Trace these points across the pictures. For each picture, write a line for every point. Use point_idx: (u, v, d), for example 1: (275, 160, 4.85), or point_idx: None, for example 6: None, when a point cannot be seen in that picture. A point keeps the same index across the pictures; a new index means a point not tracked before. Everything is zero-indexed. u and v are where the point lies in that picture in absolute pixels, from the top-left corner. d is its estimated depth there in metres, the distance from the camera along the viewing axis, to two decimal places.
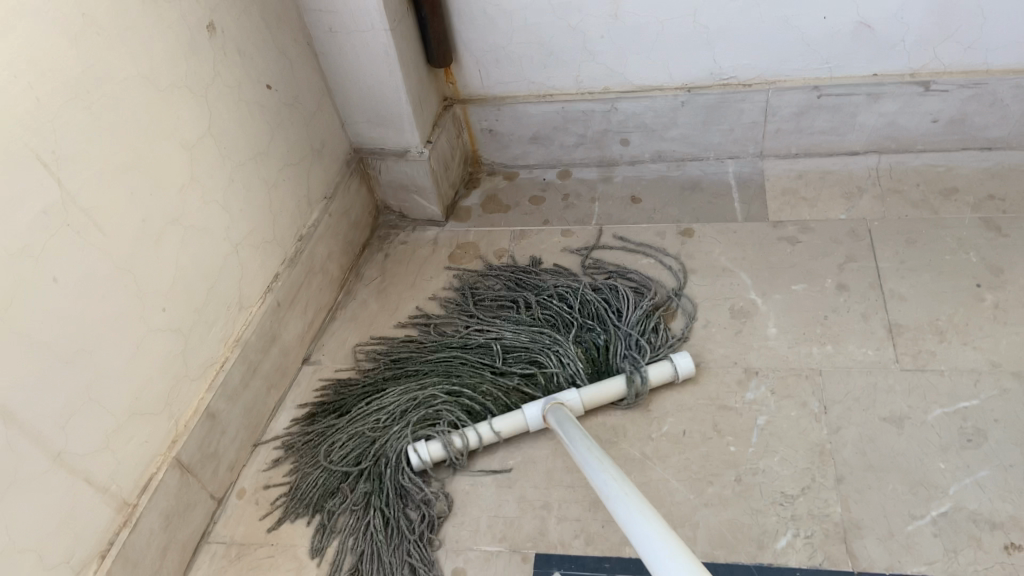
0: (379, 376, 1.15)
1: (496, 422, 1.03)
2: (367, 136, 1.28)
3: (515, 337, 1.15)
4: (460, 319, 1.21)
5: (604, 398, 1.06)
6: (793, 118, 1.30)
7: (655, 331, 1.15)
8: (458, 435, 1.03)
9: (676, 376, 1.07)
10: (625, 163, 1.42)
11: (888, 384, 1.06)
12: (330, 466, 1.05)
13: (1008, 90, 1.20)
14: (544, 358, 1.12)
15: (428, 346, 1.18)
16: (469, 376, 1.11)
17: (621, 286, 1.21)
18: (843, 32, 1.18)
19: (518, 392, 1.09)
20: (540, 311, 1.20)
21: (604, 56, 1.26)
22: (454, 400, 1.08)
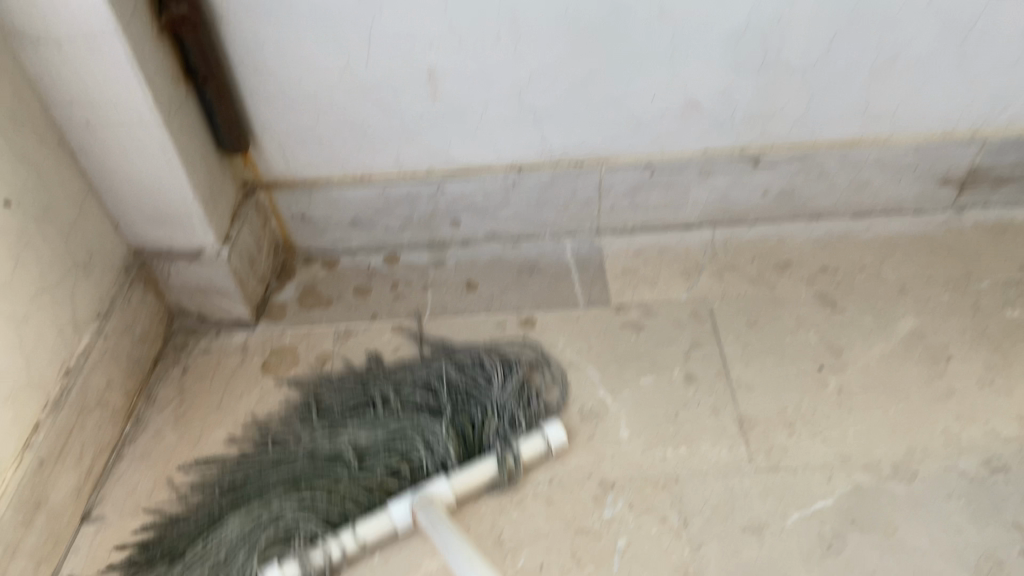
0: (217, 500, 0.98)
1: (358, 527, 0.92)
2: (149, 237, 1.07)
3: (369, 429, 1.04)
4: (299, 430, 1.05)
5: (476, 483, 0.98)
6: (628, 195, 1.23)
7: (526, 399, 1.08)
8: (317, 549, 0.91)
9: (548, 447, 1.02)
10: (457, 244, 1.30)
11: (745, 487, 1.00)
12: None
13: (833, 163, 1.20)
14: (406, 447, 1.02)
15: (271, 465, 1.01)
16: (324, 489, 0.97)
17: (482, 364, 1.12)
18: (673, 112, 1.12)
19: (383, 490, 0.98)
20: (404, 397, 1.08)
21: (427, 137, 1.13)
22: (310, 511, 0.95)
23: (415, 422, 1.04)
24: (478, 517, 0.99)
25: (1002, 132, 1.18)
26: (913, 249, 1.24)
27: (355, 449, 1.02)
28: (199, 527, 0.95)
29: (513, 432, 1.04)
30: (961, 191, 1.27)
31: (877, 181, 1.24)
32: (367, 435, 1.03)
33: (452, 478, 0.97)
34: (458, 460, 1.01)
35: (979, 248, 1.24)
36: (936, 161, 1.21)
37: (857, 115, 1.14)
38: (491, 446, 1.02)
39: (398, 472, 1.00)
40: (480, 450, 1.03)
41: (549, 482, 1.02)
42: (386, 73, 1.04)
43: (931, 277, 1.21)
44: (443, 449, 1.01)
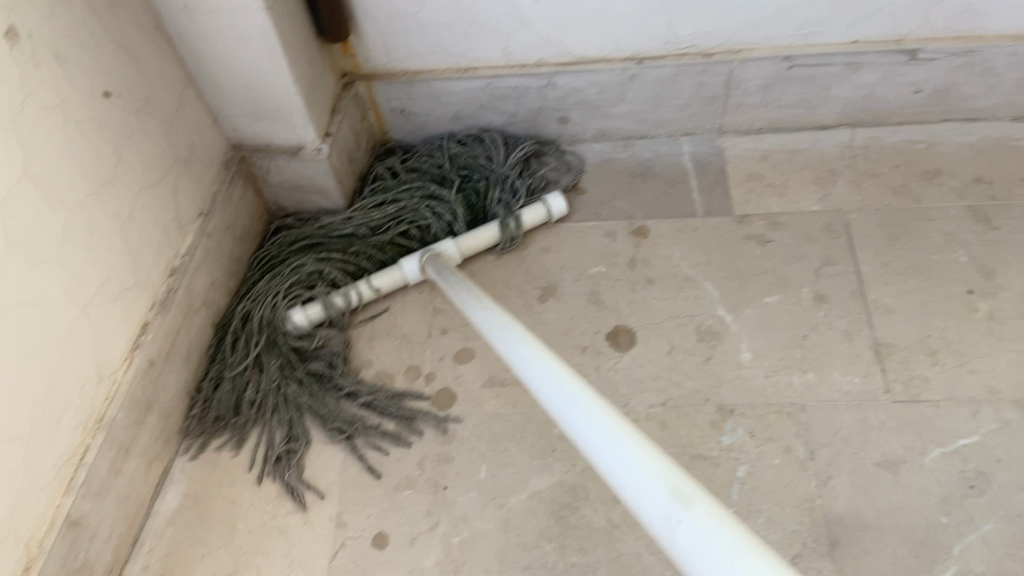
0: (248, 269, 1.08)
1: (374, 279, 1.04)
2: (248, 133, 1.02)
3: (378, 201, 1.11)
4: (320, 210, 1.13)
5: (480, 244, 1.08)
6: (759, 92, 1.11)
7: (528, 176, 1.15)
8: (339, 295, 1.03)
9: (549, 215, 1.11)
10: (564, 143, 1.21)
11: (879, 419, 0.93)
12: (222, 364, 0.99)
13: (1002, 58, 1.05)
14: (413, 214, 1.10)
15: (290, 237, 1.10)
16: (343, 254, 1.07)
17: (484, 136, 1.17)
18: None
19: (395, 246, 1.09)
20: (410, 171, 1.16)
21: (541, 24, 1.03)
22: (330, 265, 1.05)
23: (422, 188, 1.12)
24: None
25: None
26: None
27: (364, 215, 1.10)
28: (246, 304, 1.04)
29: (516, 201, 1.12)
30: None
31: None
32: (377, 204, 1.11)
33: (459, 240, 1.07)
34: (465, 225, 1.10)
35: None
36: None
37: None
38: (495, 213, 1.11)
39: (407, 233, 1.10)
40: (485, 217, 1.12)
41: (663, 403, 0.97)
42: None
43: None
44: (450, 214, 1.10)
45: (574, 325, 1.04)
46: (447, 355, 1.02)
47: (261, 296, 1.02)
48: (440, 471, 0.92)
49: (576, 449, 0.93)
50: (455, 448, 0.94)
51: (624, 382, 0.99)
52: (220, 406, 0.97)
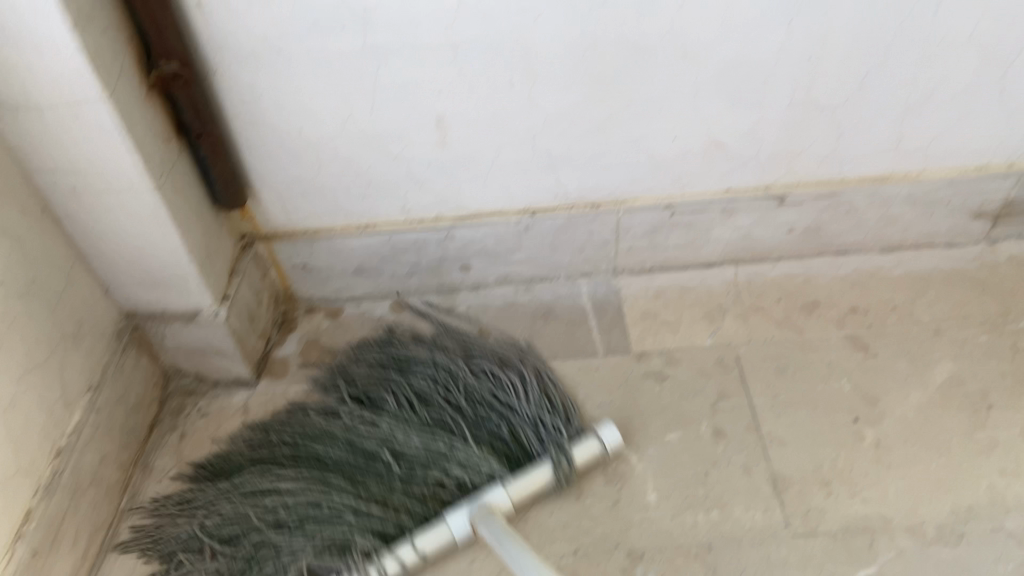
0: (256, 458, 1.02)
1: (417, 539, 0.92)
2: (144, 301, 1.01)
3: (417, 431, 1.01)
4: (342, 408, 1.05)
5: (532, 488, 0.97)
6: (647, 235, 1.17)
7: (557, 404, 1.05)
8: (374, 566, 0.90)
9: (603, 450, 1.00)
10: (468, 289, 1.23)
11: (782, 556, 0.95)
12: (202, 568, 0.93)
13: (862, 200, 1.14)
14: (442, 460, 0.99)
15: (312, 436, 1.03)
16: (370, 498, 0.96)
17: (501, 371, 1.08)
18: (694, 151, 1.05)
19: (436, 498, 0.97)
20: (431, 405, 1.06)
21: (435, 185, 1.07)
22: (364, 518, 0.94)
23: (437, 435, 1.01)
24: None
25: None
26: (946, 286, 1.19)
27: (390, 449, 1.00)
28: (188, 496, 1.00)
29: (564, 440, 1.00)
30: (994, 223, 1.21)
31: (908, 217, 1.18)
32: (416, 433, 1.01)
33: (508, 486, 0.96)
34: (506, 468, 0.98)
35: (1016, 285, 1.18)
36: (971, 196, 1.15)
37: (891, 151, 1.08)
38: (542, 453, 1.00)
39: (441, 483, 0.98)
40: (531, 458, 1.01)
41: (574, 552, 0.96)
42: (391, 122, 0.97)
43: (966, 318, 1.15)
44: (489, 463, 0.98)
45: None
46: None
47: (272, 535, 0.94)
48: None
49: None
50: None
51: (536, 533, 0.99)
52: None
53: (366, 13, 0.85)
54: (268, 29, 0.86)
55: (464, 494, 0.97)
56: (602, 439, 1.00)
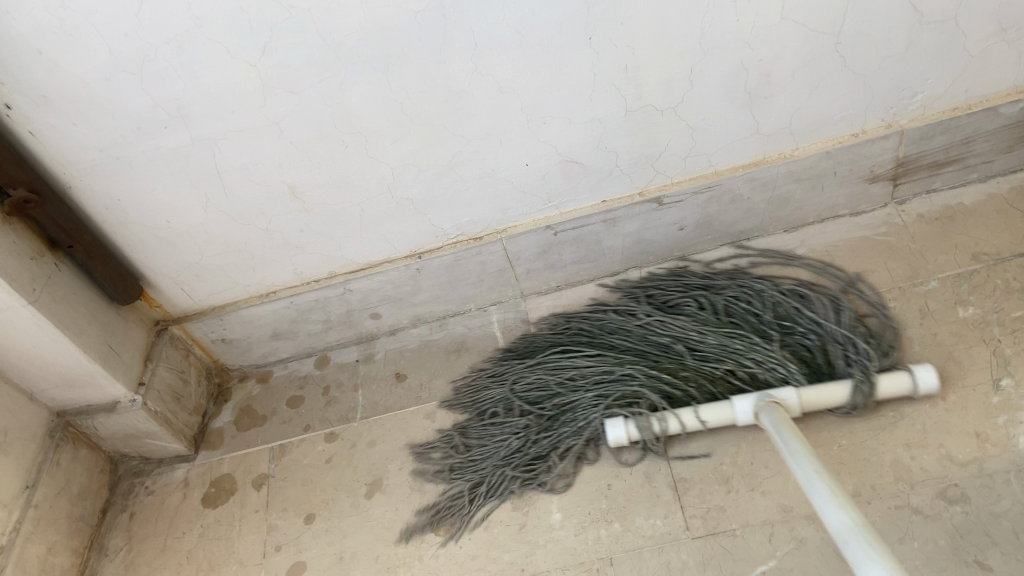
0: (570, 339, 1.15)
1: (702, 409, 1.00)
2: (66, 399, 1.10)
3: (719, 332, 1.07)
4: (638, 308, 1.15)
5: (825, 402, 0.98)
6: (539, 257, 1.19)
7: (873, 336, 1.04)
8: (658, 420, 1.01)
9: (914, 391, 0.97)
10: (385, 334, 1.28)
11: (682, 560, 0.94)
12: (510, 395, 1.12)
13: (742, 187, 1.13)
14: (742, 355, 1.04)
15: (611, 331, 1.14)
16: (676, 378, 1.05)
17: (813, 296, 1.09)
18: (552, 172, 1.07)
19: (724, 380, 1.05)
20: (758, 320, 1.09)
21: (315, 246, 1.12)
22: (654, 377, 1.06)
23: (738, 337, 1.06)
24: None
25: (919, 119, 1.08)
26: (851, 256, 1.16)
27: (690, 345, 1.08)
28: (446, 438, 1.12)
29: (871, 367, 0.99)
30: (896, 184, 1.16)
31: (799, 195, 1.16)
32: (743, 336, 1.06)
33: (802, 390, 0.98)
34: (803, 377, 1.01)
35: (925, 243, 1.13)
36: (857, 162, 1.12)
37: (753, 136, 1.07)
38: (847, 373, 1.00)
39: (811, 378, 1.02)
40: (833, 375, 1.02)
41: None
42: (249, 198, 1.03)
43: (872, 286, 1.12)
44: (861, 365, 0.99)
45: (398, 516, 1.08)
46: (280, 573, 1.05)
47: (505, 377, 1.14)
48: None
49: None
50: None
51: (446, 567, 1.01)
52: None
53: (181, 107, 0.90)
54: (100, 141, 0.92)
55: (758, 385, 1.03)
56: (915, 377, 0.97)
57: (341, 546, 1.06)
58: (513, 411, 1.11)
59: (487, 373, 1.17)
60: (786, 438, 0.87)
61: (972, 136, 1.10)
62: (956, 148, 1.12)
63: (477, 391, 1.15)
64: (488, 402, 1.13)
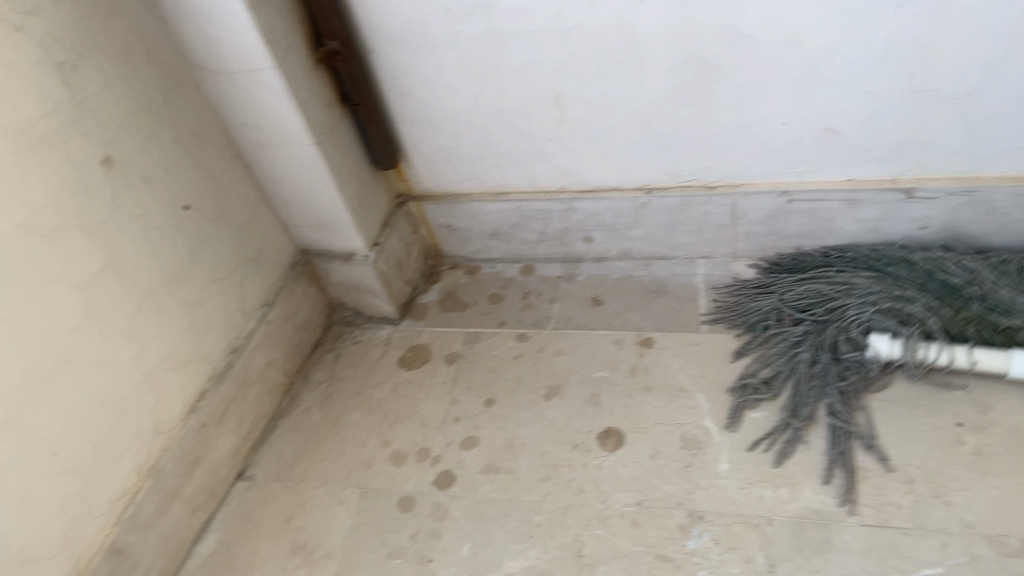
0: (848, 263, 1.16)
1: (976, 351, 1.02)
2: (312, 240, 1.25)
3: (1010, 284, 1.06)
4: (935, 248, 1.13)
5: None
6: (765, 222, 1.19)
7: None
8: (932, 349, 1.03)
9: None
10: (591, 259, 1.33)
11: (844, 541, 0.93)
12: (780, 304, 1.16)
13: (1005, 200, 1.07)
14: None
15: (896, 261, 1.13)
16: (953, 316, 1.06)
17: None
18: (808, 137, 1.06)
19: (1005, 336, 1.04)
20: None
21: (557, 157, 1.18)
22: (935, 311, 1.06)
23: None
24: (563, 527, 1.03)
25: None
26: None
27: (984, 296, 1.06)
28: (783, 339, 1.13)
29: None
30: None
31: None
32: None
33: None
34: None
35: None
36: None
37: None
38: None
39: None
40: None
41: (637, 503, 1.03)
42: (516, 96, 1.10)
43: None
44: None
45: (570, 423, 1.14)
46: (454, 441, 1.15)
47: (782, 290, 1.17)
48: (427, 545, 1.04)
49: (549, 539, 1.02)
50: (445, 524, 1.06)
51: (605, 479, 1.07)
52: (412, 430, 1.18)
53: None
54: (410, 15, 1.02)
55: None
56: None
57: (512, 434, 1.14)
58: (788, 323, 1.14)
59: (749, 286, 1.22)
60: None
61: None
62: None
63: (745, 300, 1.20)
64: (758, 308, 1.18)
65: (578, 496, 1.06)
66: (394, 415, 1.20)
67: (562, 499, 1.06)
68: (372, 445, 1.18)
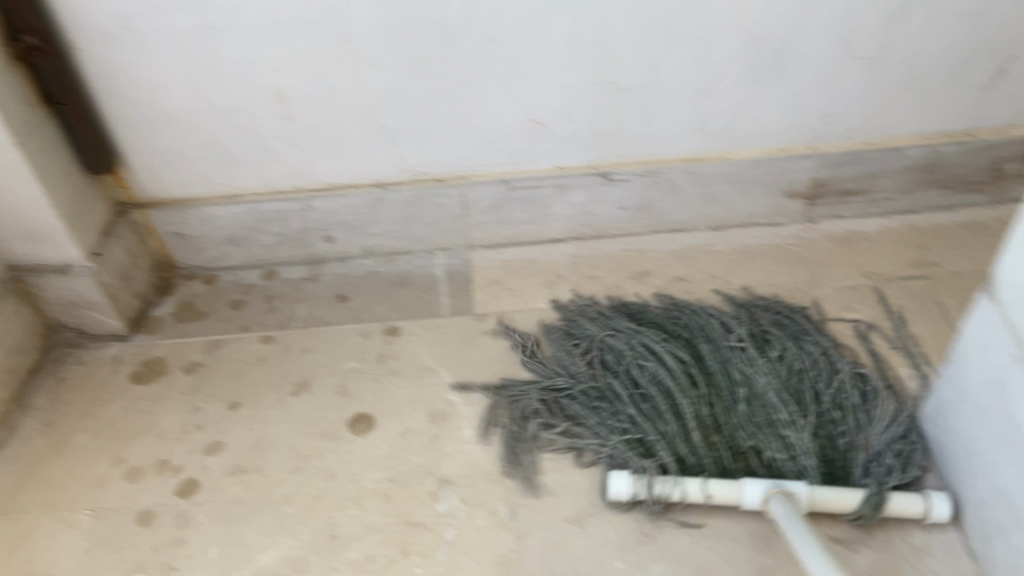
0: (673, 328, 1.18)
1: (711, 486, 0.98)
2: (20, 254, 1.14)
3: (776, 390, 1.07)
4: (737, 328, 1.15)
5: (834, 505, 0.95)
6: (492, 210, 1.29)
7: (912, 463, 0.99)
8: (667, 483, 0.99)
9: (924, 514, 0.95)
10: (334, 259, 1.35)
11: (575, 480, 1.05)
12: (572, 348, 1.17)
13: (681, 178, 1.26)
14: (765, 443, 1.02)
15: (707, 339, 1.15)
16: (698, 433, 1.03)
17: (880, 398, 1.05)
18: (517, 129, 1.18)
19: (744, 456, 1.02)
20: (820, 401, 1.05)
21: (287, 156, 1.20)
22: (679, 440, 1.03)
23: (784, 416, 1.03)
24: (316, 514, 1.03)
25: (838, 146, 1.24)
26: (763, 259, 1.30)
27: (744, 399, 1.06)
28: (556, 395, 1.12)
29: (891, 482, 0.97)
30: (810, 203, 1.32)
31: (727, 196, 1.30)
32: (783, 410, 1.04)
33: (816, 489, 0.95)
34: (822, 477, 0.99)
35: (826, 257, 1.29)
36: (780, 175, 1.26)
37: (697, 132, 1.21)
38: (862, 483, 0.97)
39: (836, 479, 0.99)
40: (848, 481, 0.99)
41: (389, 479, 1.06)
42: (240, 94, 1.11)
43: (777, 285, 1.26)
44: (876, 482, 0.96)
45: (319, 414, 1.14)
46: (197, 449, 1.10)
47: (575, 346, 1.17)
48: (171, 556, 0.99)
49: (301, 527, 1.02)
50: (190, 532, 1.01)
51: (357, 462, 1.08)
52: (150, 444, 1.11)
53: None
54: (115, 9, 1.00)
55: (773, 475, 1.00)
56: (931, 503, 0.95)
57: (260, 433, 1.12)
58: (568, 377, 1.14)
59: (567, 327, 1.21)
60: (795, 524, 0.87)
61: (879, 171, 1.26)
62: (865, 180, 1.28)
63: (563, 349, 1.18)
64: (570, 351, 1.17)
65: (330, 482, 1.06)
66: (129, 433, 1.13)
67: (314, 487, 1.06)
68: (103, 464, 1.09)
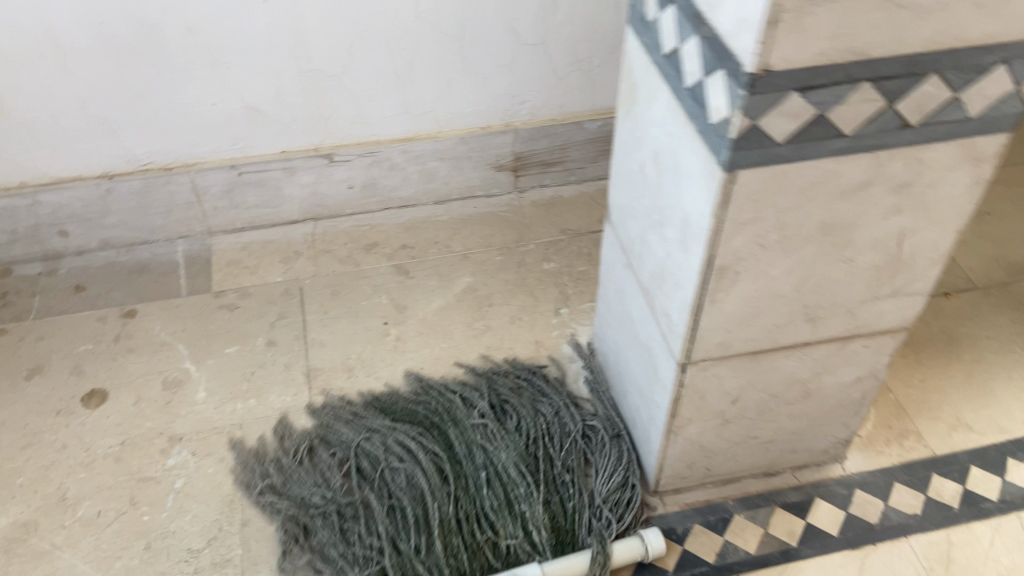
0: (424, 417, 1.14)
1: None
2: None
3: (512, 465, 1.06)
4: (479, 402, 1.15)
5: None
6: (225, 195, 1.38)
7: (632, 502, 1.06)
8: None
9: (645, 554, 1.00)
10: (72, 254, 1.38)
11: (299, 425, 1.16)
12: (315, 466, 1.09)
13: (398, 156, 1.41)
14: (502, 528, 1.01)
15: (453, 421, 1.13)
16: (437, 541, 1.00)
17: (608, 446, 1.10)
18: (235, 116, 1.29)
19: (483, 550, 1.01)
20: (551, 469, 1.08)
21: (7, 151, 1.24)
22: (418, 556, 0.99)
23: (517, 493, 1.04)
24: (46, 481, 1.08)
25: (529, 122, 1.44)
26: (479, 224, 1.48)
27: (481, 483, 1.05)
28: (294, 517, 1.04)
29: (608, 535, 1.01)
30: (516, 175, 1.51)
31: (444, 172, 1.46)
32: (521, 485, 1.05)
33: (544, 567, 0.96)
34: (550, 549, 1.00)
35: (531, 220, 1.49)
36: (484, 150, 1.45)
37: (404, 114, 1.37)
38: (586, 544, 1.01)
39: (565, 542, 1.02)
40: (575, 545, 1.02)
41: (120, 443, 1.13)
42: None
43: (489, 245, 1.44)
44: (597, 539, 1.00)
45: (53, 394, 1.18)
46: None
47: (320, 463, 1.09)
48: None
49: (30, 495, 1.07)
50: None
51: (89, 432, 1.14)
52: None
53: None
54: None
55: (509, 561, 1.00)
56: (646, 540, 1.00)
57: None
58: (308, 495, 1.06)
59: (320, 434, 1.13)
60: None
61: (568, 143, 1.48)
62: (558, 152, 1.50)
63: (316, 463, 1.10)
64: (323, 464, 1.09)
65: (62, 452, 1.11)
66: None
67: (46, 458, 1.11)
68: None
